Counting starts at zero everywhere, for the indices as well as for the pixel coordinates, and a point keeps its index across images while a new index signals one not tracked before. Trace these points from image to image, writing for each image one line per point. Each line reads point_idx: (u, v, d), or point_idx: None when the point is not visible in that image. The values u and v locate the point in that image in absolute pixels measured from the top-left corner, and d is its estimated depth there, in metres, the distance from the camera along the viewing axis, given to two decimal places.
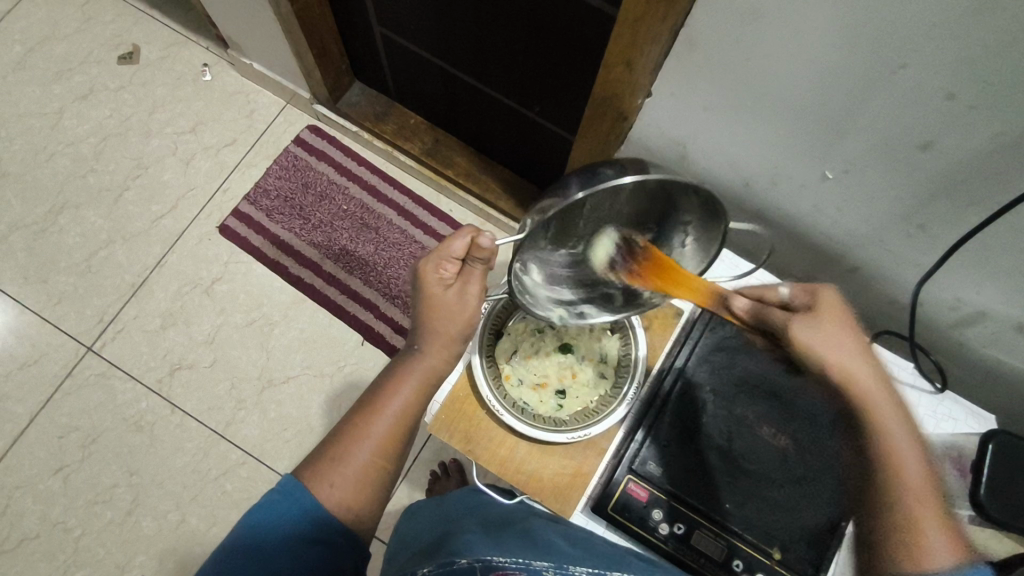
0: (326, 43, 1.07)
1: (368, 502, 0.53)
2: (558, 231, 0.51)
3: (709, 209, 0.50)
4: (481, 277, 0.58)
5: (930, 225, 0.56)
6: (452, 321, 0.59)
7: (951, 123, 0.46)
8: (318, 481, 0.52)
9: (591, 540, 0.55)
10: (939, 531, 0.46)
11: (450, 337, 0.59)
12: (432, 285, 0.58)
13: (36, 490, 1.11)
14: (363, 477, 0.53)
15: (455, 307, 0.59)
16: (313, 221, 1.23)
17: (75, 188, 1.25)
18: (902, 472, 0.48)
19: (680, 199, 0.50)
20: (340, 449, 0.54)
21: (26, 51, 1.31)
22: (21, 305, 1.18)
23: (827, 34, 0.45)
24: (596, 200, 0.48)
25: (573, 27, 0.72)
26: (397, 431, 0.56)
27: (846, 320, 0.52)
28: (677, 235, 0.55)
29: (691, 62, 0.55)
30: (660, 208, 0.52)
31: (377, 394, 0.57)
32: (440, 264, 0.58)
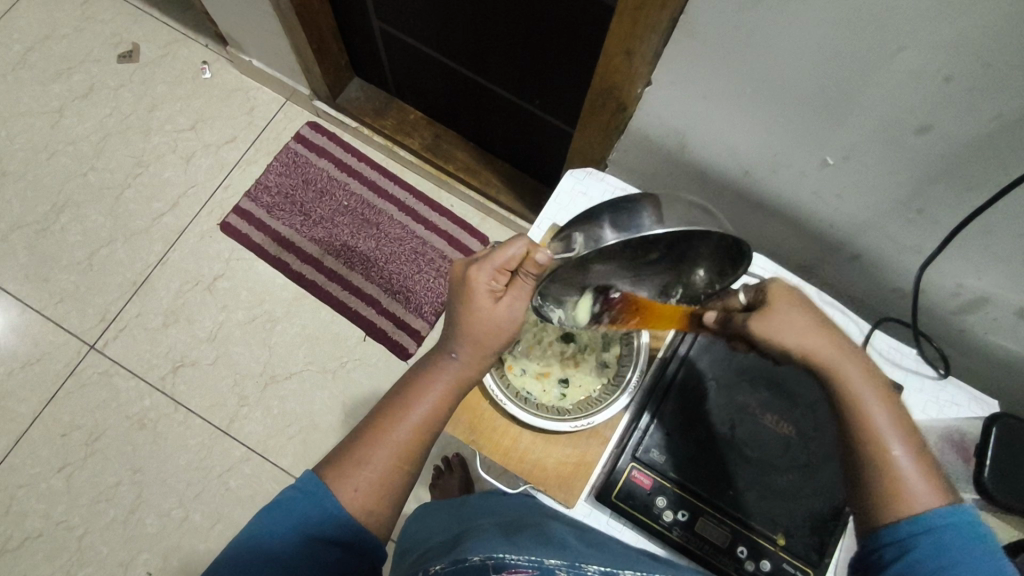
0: (326, 40, 1.07)
1: (390, 506, 0.53)
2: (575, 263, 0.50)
3: (731, 247, 0.50)
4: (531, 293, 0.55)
5: (929, 210, 0.56)
6: (496, 333, 0.56)
7: (949, 105, 0.46)
8: (340, 483, 0.51)
9: (606, 540, 0.55)
10: (920, 476, 0.45)
11: (489, 347, 0.57)
12: (482, 294, 0.55)
13: (40, 488, 1.11)
14: (384, 480, 0.52)
15: (501, 321, 0.56)
16: (314, 217, 1.23)
17: (76, 187, 1.25)
18: (873, 425, 0.47)
19: (704, 242, 0.49)
20: (363, 452, 0.53)
21: (25, 50, 1.31)
22: (22, 304, 1.18)
23: (824, 18, 0.45)
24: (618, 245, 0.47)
25: (572, 19, 0.72)
26: (420, 440, 0.55)
27: (795, 297, 0.51)
28: (701, 271, 0.54)
29: (689, 50, 0.55)
30: (683, 250, 0.51)
31: (401, 398, 0.56)
32: (493, 274, 0.54)
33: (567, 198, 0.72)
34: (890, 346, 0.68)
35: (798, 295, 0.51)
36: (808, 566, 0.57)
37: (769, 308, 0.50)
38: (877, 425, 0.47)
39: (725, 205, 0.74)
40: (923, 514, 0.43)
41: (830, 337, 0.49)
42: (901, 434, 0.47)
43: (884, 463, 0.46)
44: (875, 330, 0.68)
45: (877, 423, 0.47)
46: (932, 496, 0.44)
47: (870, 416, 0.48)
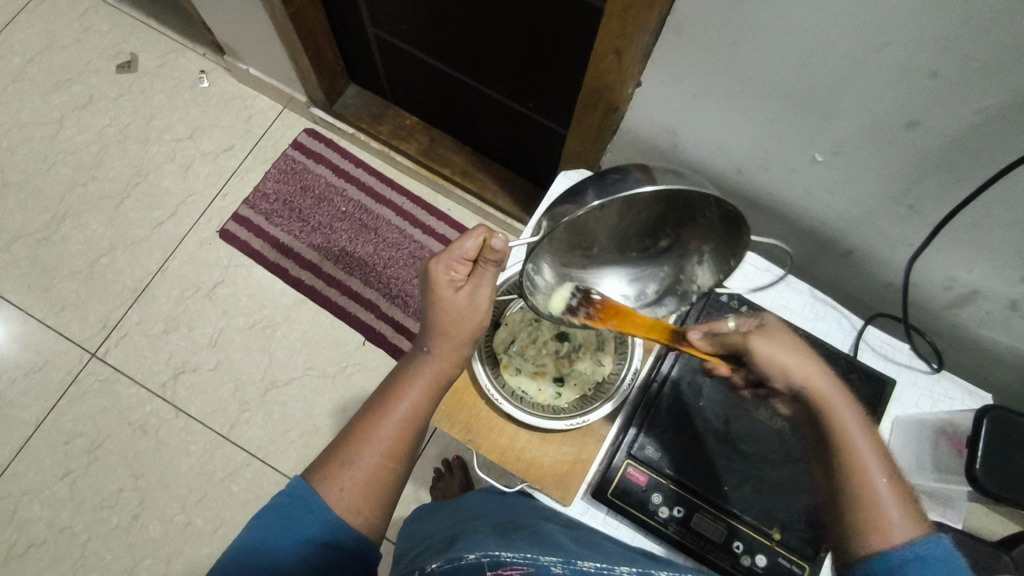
0: (321, 47, 1.08)
1: (377, 506, 0.53)
2: (578, 231, 0.52)
3: (729, 219, 0.50)
4: (492, 280, 0.56)
5: (920, 204, 0.57)
6: (463, 324, 0.57)
7: (935, 99, 0.47)
8: (326, 485, 0.52)
9: (599, 540, 0.56)
10: (901, 510, 0.47)
11: (461, 339, 0.58)
12: (444, 286, 0.56)
13: (43, 496, 1.11)
14: (370, 479, 0.53)
15: (467, 310, 0.57)
16: (312, 223, 1.24)
17: (76, 196, 1.26)
18: (853, 450, 0.50)
19: (704, 210, 0.50)
20: (346, 453, 0.53)
21: (25, 62, 1.32)
22: (24, 313, 1.19)
23: (808, 16, 0.46)
24: (619, 206, 0.48)
25: (563, 22, 0.73)
26: (405, 436, 0.55)
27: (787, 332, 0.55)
28: (696, 242, 0.55)
29: (678, 50, 0.55)
30: (684, 217, 0.52)
31: (381, 400, 0.56)
32: (450, 264, 0.56)
33: None
34: (883, 341, 0.68)
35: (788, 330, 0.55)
36: (805, 560, 0.58)
37: (766, 333, 0.54)
38: (864, 462, 0.50)
39: None
40: (901, 547, 0.45)
41: (822, 369, 0.53)
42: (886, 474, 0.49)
43: (869, 500, 0.48)
44: (868, 326, 0.69)
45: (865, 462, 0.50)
46: (910, 528, 0.46)
47: (858, 456, 0.50)
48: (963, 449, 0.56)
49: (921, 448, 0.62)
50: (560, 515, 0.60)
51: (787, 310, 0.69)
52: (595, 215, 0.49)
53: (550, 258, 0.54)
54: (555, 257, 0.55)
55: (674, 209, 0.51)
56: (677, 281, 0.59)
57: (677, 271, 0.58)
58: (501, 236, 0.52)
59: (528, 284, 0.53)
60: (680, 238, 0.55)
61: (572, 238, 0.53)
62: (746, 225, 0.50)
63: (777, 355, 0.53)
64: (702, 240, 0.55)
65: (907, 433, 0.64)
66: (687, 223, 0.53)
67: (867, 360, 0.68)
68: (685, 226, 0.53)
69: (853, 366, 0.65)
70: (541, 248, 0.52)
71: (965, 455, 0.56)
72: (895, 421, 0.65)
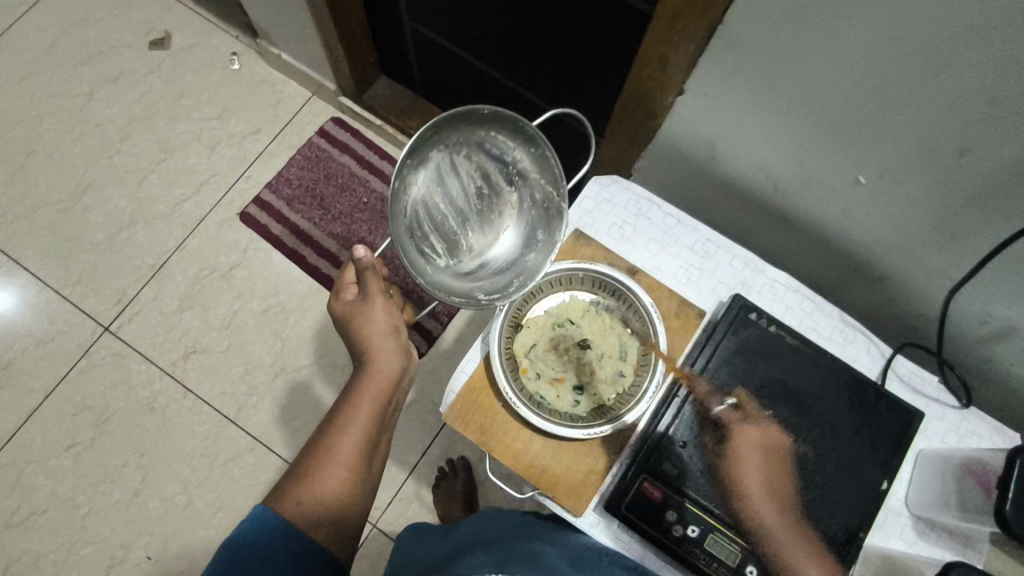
0: (355, 36, 1.07)
1: (344, 515, 0.55)
2: (433, 236, 0.61)
3: (518, 133, 0.58)
4: (376, 283, 0.64)
5: (963, 234, 0.55)
6: (370, 323, 0.64)
7: (985, 128, 0.45)
8: (287, 502, 0.53)
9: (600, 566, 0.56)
10: None
11: (383, 338, 0.64)
12: (345, 309, 0.66)
13: (47, 466, 1.11)
14: (333, 495, 0.55)
15: (371, 311, 0.65)
16: (333, 212, 1.24)
17: (100, 169, 1.26)
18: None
19: (476, 137, 0.59)
20: (307, 470, 0.56)
21: (59, 33, 1.33)
22: (41, 282, 1.20)
23: (861, 37, 0.45)
24: (423, 197, 0.60)
25: (604, 27, 0.72)
26: (361, 449, 0.58)
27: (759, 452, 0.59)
28: (529, 165, 0.60)
29: (724, 60, 0.54)
30: (486, 163, 0.61)
31: (337, 420, 0.60)
32: (341, 295, 0.67)
33: (590, 205, 0.70)
34: (912, 371, 0.66)
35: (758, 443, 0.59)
36: None
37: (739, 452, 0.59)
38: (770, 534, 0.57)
39: (751, 217, 0.74)
40: None
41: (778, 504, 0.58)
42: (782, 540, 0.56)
43: None
44: (897, 354, 0.67)
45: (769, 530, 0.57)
46: None
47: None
48: (991, 490, 0.53)
49: (944, 482, 0.60)
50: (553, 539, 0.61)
51: (815, 334, 0.67)
52: (421, 214, 0.60)
53: (445, 266, 0.61)
54: (453, 268, 0.62)
55: (465, 165, 0.61)
56: (549, 195, 0.60)
57: (536, 198, 0.61)
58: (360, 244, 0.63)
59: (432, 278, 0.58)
60: (512, 181, 0.62)
61: (437, 244, 0.61)
62: (496, 107, 0.56)
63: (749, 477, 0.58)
64: (517, 157, 0.60)
65: (930, 466, 0.62)
66: (496, 163, 0.61)
67: (895, 390, 0.66)
68: (490, 172, 0.62)
69: (881, 394, 0.63)
70: (425, 264, 0.58)
71: (992, 497, 0.53)
72: (919, 455, 0.64)
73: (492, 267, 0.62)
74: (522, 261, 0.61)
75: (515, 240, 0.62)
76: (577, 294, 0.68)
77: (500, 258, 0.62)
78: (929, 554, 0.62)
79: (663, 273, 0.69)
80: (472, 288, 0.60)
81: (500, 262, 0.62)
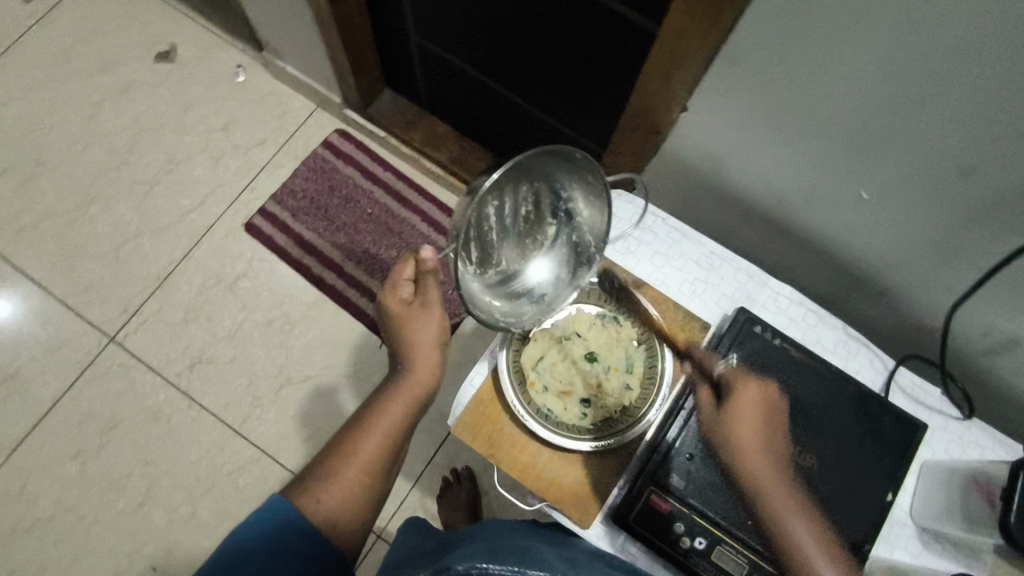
0: (362, 51, 1.09)
1: (359, 518, 0.55)
2: (474, 247, 0.54)
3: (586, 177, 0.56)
4: (435, 289, 0.60)
5: (964, 250, 0.56)
6: (422, 332, 0.59)
7: (988, 148, 0.46)
8: (305, 500, 0.54)
9: (590, 563, 0.56)
10: None
11: (430, 350, 0.59)
12: (398, 307, 0.61)
13: (52, 475, 1.12)
14: (349, 498, 0.54)
15: (426, 319, 0.60)
16: (337, 223, 1.25)
17: (107, 180, 1.27)
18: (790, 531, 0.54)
19: (554, 170, 0.55)
20: (328, 471, 0.55)
21: (67, 45, 1.34)
22: (47, 292, 1.20)
23: (866, 59, 0.46)
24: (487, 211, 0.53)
25: (609, 44, 0.74)
26: (383, 454, 0.57)
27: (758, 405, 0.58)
28: (580, 210, 0.60)
29: (730, 79, 0.56)
30: (545, 191, 0.57)
31: (364, 419, 0.58)
32: (396, 288, 0.61)
33: None
34: (915, 383, 0.67)
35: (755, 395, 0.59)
36: None
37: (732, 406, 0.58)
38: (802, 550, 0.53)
39: (754, 230, 0.75)
40: None
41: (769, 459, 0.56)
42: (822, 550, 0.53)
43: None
44: (900, 366, 0.68)
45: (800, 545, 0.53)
46: None
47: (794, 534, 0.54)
48: (996, 503, 0.54)
49: (949, 495, 0.60)
50: (560, 542, 0.61)
51: (819, 346, 0.68)
52: (476, 228, 0.53)
53: (477, 281, 0.56)
54: (481, 283, 0.57)
55: (528, 188, 0.56)
56: (588, 251, 0.62)
57: (572, 239, 0.62)
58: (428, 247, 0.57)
59: (473, 305, 0.52)
60: (557, 213, 0.60)
61: (474, 255, 0.55)
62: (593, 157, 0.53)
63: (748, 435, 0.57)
64: (573, 201, 0.59)
65: (934, 477, 0.63)
66: (554, 198, 0.59)
67: (897, 402, 0.66)
68: (543, 200, 0.59)
69: (885, 406, 0.63)
70: (468, 279, 0.54)
71: (997, 509, 0.53)
72: (922, 467, 0.64)
73: (519, 296, 0.60)
74: (551, 303, 0.61)
75: (545, 277, 0.62)
76: (583, 307, 0.68)
77: (527, 288, 0.61)
78: (934, 566, 0.62)
79: (667, 287, 0.70)
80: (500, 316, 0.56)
81: (526, 291, 0.61)
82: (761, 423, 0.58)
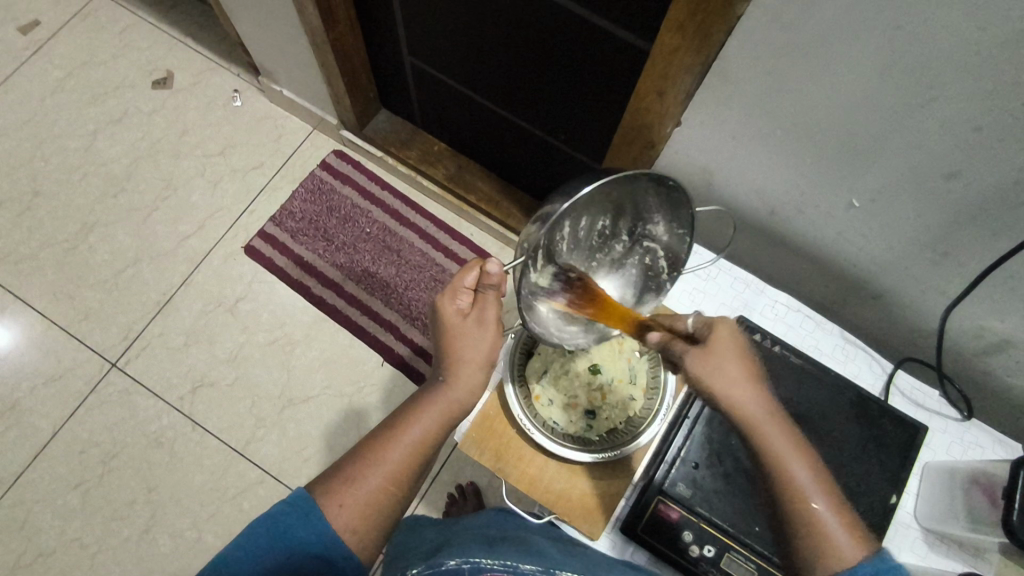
0: (357, 72, 1.10)
1: (380, 526, 0.51)
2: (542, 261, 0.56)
3: (672, 203, 0.56)
4: (494, 305, 0.60)
5: (955, 253, 0.58)
6: (472, 347, 0.60)
7: (973, 154, 0.48)
8: (328, 501, 0.50)
9: (589, 553, 0.56)
10: (844, 531, 0.46)
11: (474, 367, 0.60)
12: (453, 316, 0.60)
13: (55, 505, 1.11)
14: (372, 503, 0.51)
15: (476, 335, 0.60)
16: (336, 243, 1.26)
17: (105, 207, 1.28)
18: (782, 469, 0.49)
19: (640, 197, 0.55)
20: (355, 472, 0.52)
21: (64, 76, 1.36)
22: (48, 320, 1.20)
23: (853, 71, 0.47)
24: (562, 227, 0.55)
25: (601, 61, 0.75)
26: (411, 465, 0.54)
27: (735, 345, 0.54)
28: (664, 232, 0.60)
29: (722, 93, 0.57)
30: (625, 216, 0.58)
31: (396, 425, 0.56)
32: (455, 295, 0.60)
33: None
34: (912, 386, 0.68)
35: (732, 335, 0.54)
36: None
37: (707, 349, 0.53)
38: (799, 486, 0.49)
39: (749, 239, 0.76)
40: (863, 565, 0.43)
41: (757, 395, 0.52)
42: (821, 491, 0.48)
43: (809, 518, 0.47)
44: (898, 369, 0.69)
45: (796, 483, 0.49)
46: (854, 546, 0.45)
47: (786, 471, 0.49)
48: (999, 502, 0.54)
49: (953, 495, 0.61)
50: (568, 539, 0.60)
51: (817, 351, 0.69)
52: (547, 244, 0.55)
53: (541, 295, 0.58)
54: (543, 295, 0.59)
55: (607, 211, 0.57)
56: (659, 269, 0.63)
57: (645, 261, 0.63)
58: (496, 260, 0.56)
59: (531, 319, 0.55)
60: (633, 235, 0.61)
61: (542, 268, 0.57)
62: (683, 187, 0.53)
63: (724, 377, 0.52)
64: (655, 224, 0.59)
65: (937, 478, 0.63)
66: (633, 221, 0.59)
67: (897, 405, 0.67)
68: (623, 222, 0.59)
69: (885, 409, 0.64)
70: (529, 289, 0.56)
71: (1000, 507, 0.54)
72: (925, 468, 0.65)
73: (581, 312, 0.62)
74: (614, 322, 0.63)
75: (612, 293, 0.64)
76: None
77: None
78: (939, 566, 0.63)
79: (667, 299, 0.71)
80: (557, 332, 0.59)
81: None
82: (739, 365, 0.53)
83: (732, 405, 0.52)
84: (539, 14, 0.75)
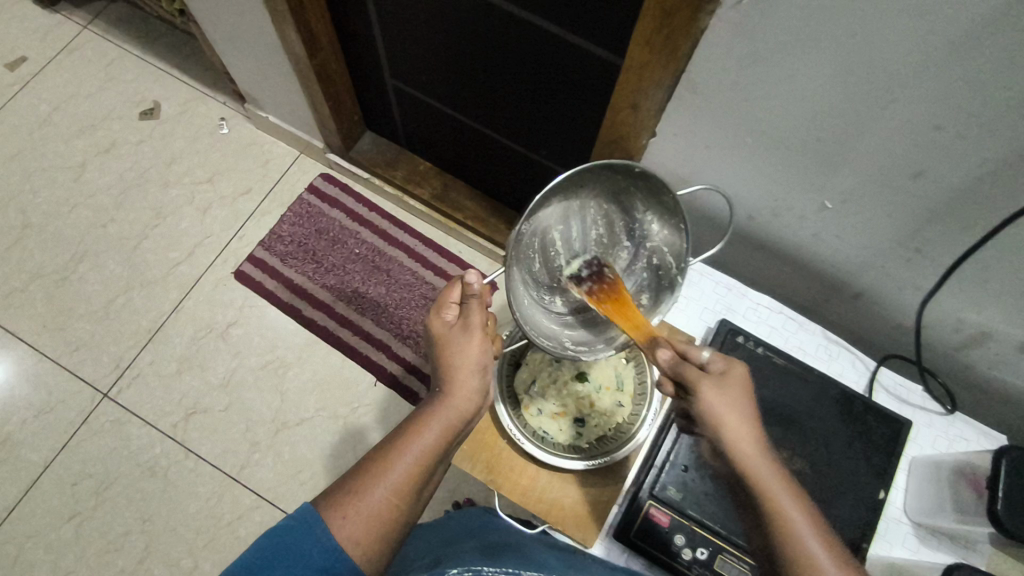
0: (341, 97, 1.12)
1: (386, 538, 0.49)
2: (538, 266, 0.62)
3: (651, 193, 0.58)
4: (479, 312, 0.62)
5: (927, 249, 0.59)
6: (464, 354, 0.61)
7: (935, 151, 0.50)
8: (332, 512, 0.48)
9: (583, 560, 0.56)
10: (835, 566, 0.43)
11: (469, 374, 0.60)
12: (442, 330, 0.63)
13: (48, 539, 1.10)
14: (378, 514, 0.49)
15: (466, 342, 0.61)
16: (326, 264, 1.26)
17: (94, 238, 1.28)
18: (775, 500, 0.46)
19: (616, 192, 0.60)
20: (358, 484, 0.51)
21: (51, 110, 1.37)
22: (38, 353, 1.20)
23: (815, 77, 0.49)
24: (549, 230, 0.61)
25: (576, 78, 0.77)
26: (416, 474, 0.53)
27: (736, 382, 0.52)
28: (655, 225, 0.62)
29: (693, 104, 0.59)
30: (614, 215, 0.62)
31: (398, 437, 0.55)
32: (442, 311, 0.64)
33: None
34: (896, 382, 0.69)
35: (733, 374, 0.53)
36: None
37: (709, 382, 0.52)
38: (791, 519, 0.45)
39: (729, 244, 0.78)
40: None
41: (754, 430, 0.50)
42: (816, 526, 0.45)
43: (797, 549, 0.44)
44: (880, 366, 0.70)
45: (788, 515, 0.45)
46: None
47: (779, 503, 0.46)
48: (984, 492, 0.55)
49: (940, 488, 0.62)
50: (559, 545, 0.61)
51: (801, 352, 0.70)
52: (536, 247, 0.61)
53: (540, 301, 0.62)
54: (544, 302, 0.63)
55: (593, 213, 0.62)
56: (667, 264, 0.62)
57: (654, 264, 0.64)
58: (472, 271, 0.59)
59: (523, 318, 0.57)
60: (634, 239, 0.64)
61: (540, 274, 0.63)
62: (650, 169, 0.55)
63: (720, 408, 0.51)
64: (648, 219, 0.61)
65: (924, 472, 0.64)
66: (625, 221, 0.63)
67: (881, 401, 0.68)
68: (616, 222, 0.63)
69: (869, 406, 0.65)
70: (526, 298, 0.60)
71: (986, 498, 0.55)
72: (911, 462, 0.66)
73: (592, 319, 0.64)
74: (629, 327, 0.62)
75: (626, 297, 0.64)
76: None
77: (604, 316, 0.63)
78: (932, 560, 0.63)
79: None
80: (558, 334, 0.61)
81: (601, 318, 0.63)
82: (739, 399, 0.51)
83: (726, 447, 0.50)
84: (514, 34, 0.77)
